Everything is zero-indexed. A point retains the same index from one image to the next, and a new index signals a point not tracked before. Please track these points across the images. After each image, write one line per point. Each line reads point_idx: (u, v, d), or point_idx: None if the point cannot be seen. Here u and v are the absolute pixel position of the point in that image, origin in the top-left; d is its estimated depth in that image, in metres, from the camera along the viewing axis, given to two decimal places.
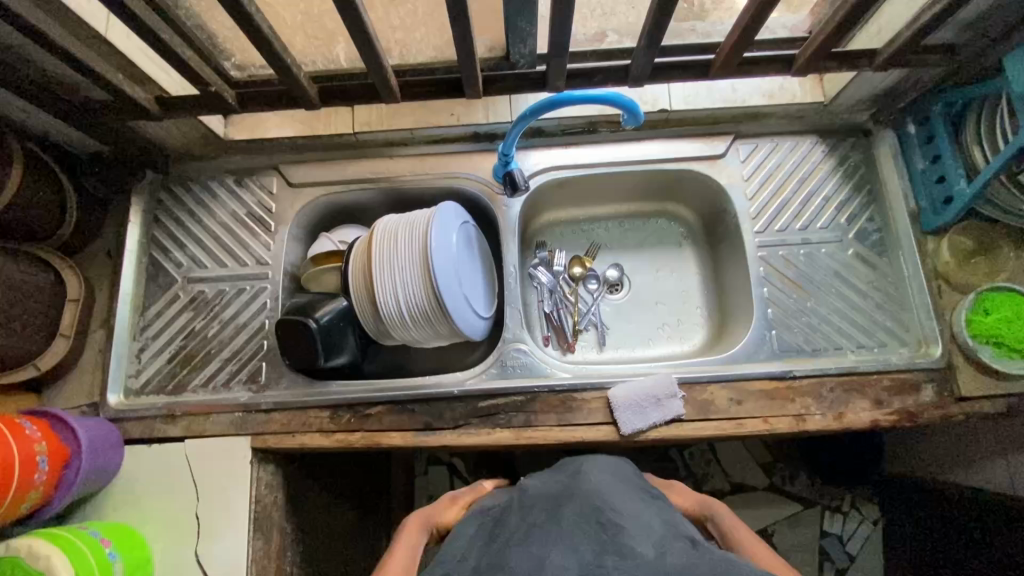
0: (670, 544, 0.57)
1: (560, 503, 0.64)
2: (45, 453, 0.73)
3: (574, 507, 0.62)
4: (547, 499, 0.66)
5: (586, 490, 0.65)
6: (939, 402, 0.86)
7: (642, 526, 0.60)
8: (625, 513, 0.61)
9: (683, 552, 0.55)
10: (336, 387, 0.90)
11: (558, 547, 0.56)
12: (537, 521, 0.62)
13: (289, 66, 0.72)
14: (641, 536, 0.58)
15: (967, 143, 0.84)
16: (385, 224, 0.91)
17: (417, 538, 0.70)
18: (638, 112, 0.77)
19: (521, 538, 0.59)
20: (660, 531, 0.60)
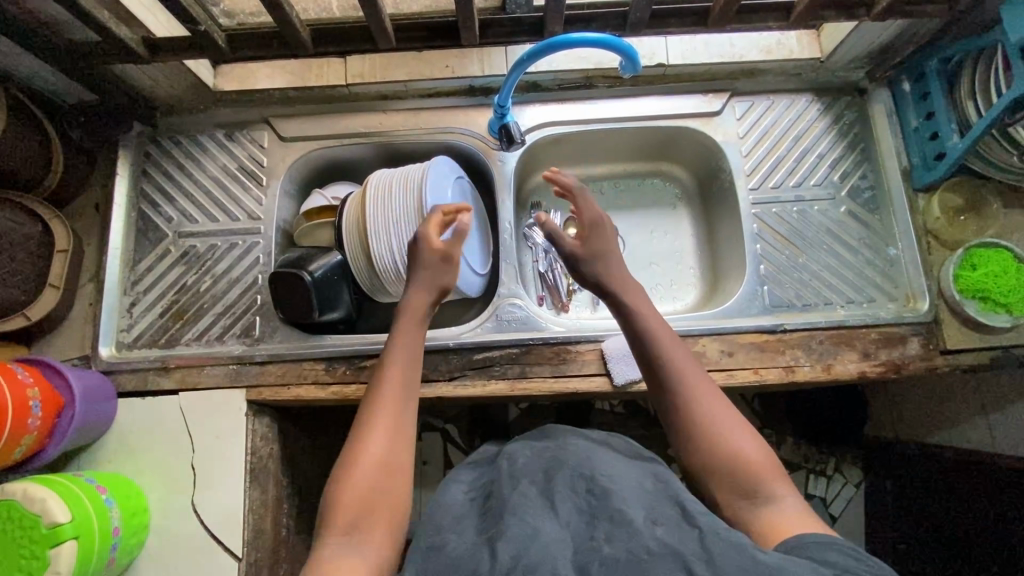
0: (662, 514, 0.55)
1: (550, 468, 0.61)
2: (38, 398, 0.73)
3: (564, 475, 0.59)
4: (537, 464, 0.62)
5: (575, 455, 0.62)
6: (924, 354, 0.88)
7: (634, 492, 0.57)
8: (617, 479, 0.58)
9: (676, 526, 0.53)
10: (331, 340, 0.90)
11: (549, 520, 0.54)
12: (525, 486, 0.59)
13: (281, 5, 0.70)
14: (633, 502, 0.55)
15: (960, 98, 0.84)
16: (378, 177, 0.91)
17: (418, 336, 0.71)
18: (637, 58, 0.75)
19: (511, 502, 0.56)
20: (652, 498, 0.57)
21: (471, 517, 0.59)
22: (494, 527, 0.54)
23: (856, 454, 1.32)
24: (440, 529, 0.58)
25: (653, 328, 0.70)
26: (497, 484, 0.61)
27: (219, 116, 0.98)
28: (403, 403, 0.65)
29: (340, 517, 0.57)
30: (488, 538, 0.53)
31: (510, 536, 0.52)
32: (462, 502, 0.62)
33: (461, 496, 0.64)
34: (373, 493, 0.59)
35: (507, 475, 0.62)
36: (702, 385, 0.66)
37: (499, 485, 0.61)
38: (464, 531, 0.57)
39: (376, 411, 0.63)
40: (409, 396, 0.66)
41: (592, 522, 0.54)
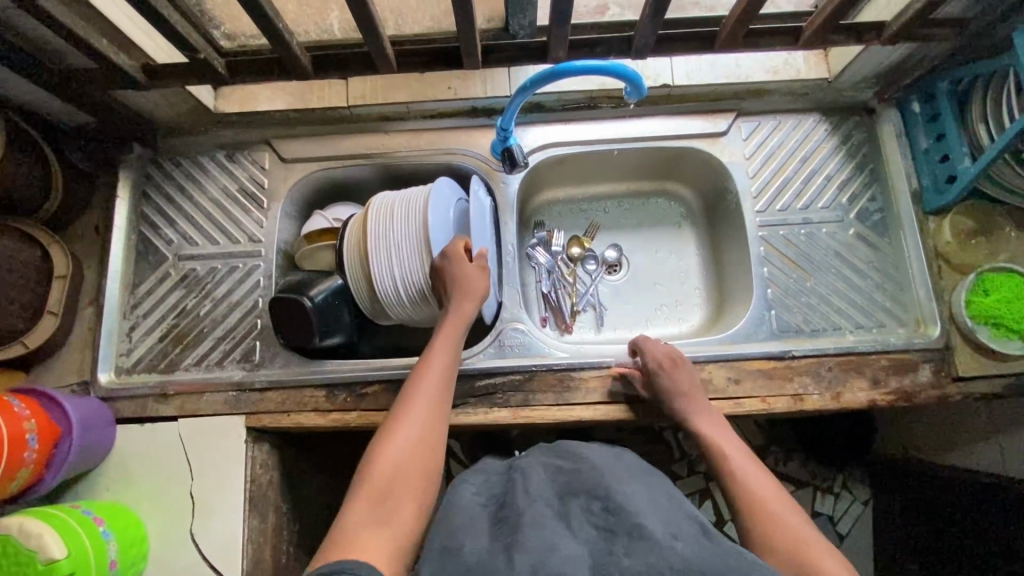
0: (681, 530, 0.54)
1: (564, 492, 0.60)
2: (35, 431, 0.72)
3: (580, 499, 0.58)
4: (552, 485, 0.61)
5: (589, 478, 0.61)
6: (935, 382, 0.87)
7: (652, 510, 0.57)
8: (633, 496, 0.57)
9: (697, 541, 0.52)
10: (332, 366, 0.89)
11: (567, 535, 0.53)
12: (540, 502, 0.58)
13: (281, 33, 0.69)
14: (651, 517, 0.55)
15: (972, 122, 0.83)
16: (380, 199, 0.89)
17: (455, 340, 0.80)
18: (642, 84, 0.74)
19: (527, 516, 0.55)
20: (671, 515, 0.56)
21: (484, 523, 0.58)
22: (509, 538, 0.53)
23: (862, 472, 1.30)
24: (453, 531, 0.56)
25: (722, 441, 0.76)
26: (512, 497, 0.60)
27: (220, 137, 0.97)
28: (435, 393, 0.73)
29: (374, 484, 0.63)
30: (504, 546, 0.52)
31: (529, 546, 0.51)
32: (473, 505, 0.61)
33: (468, 497, 0.63)
34: (406, 466, 0.65)
35: (521, 488, 0.60)
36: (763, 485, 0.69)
37: (513, 497, 0.60)
38: (480, 536, 0.55)
39: (413, 397, 0.72)
40: (441, 397, 0.73)
41: (611, 539, 0.53)
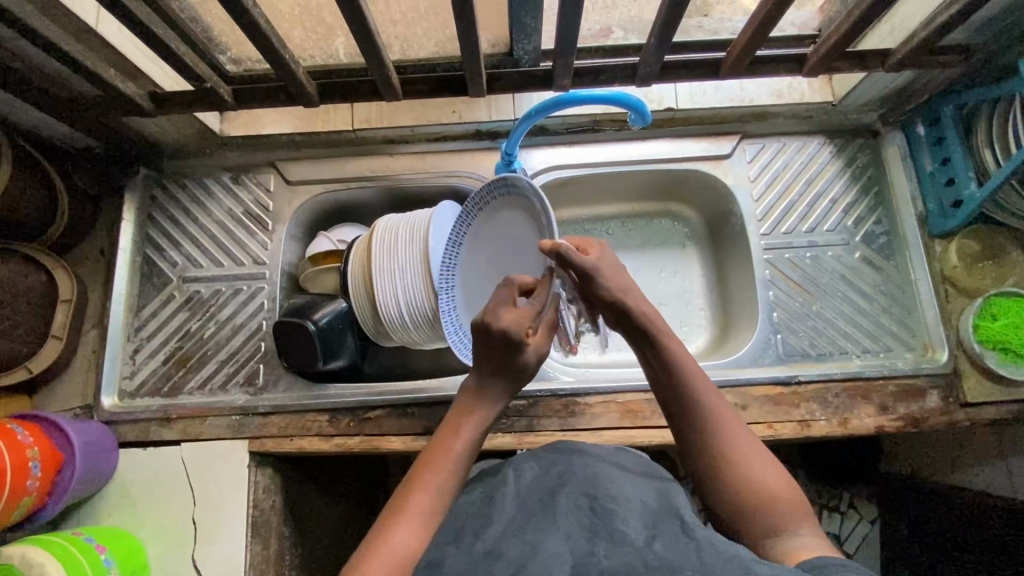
0: (662, 530, 0.52)
1: (555, 486, 0.59)
2: (37, 458, 0.72)
3: (568, 491, 0.58)
4: (542, 481, 0.61)
5: (580, 474, 0.61)
6: (944, 408, 0.86)
7: (638, 511, 0.55)
8: (621, 499, 0.56)
9: (675, 539, 0.50)
10: (335, 390, 0.88)
11: (550, 535, 0.52)
12: (529, 504, 0.58)
13: (288, 63, 0.70)
14: (635, 520, 0.53)
15: (978, 146, 0.83)
16: (385, 223, 0.89)
17: (471, 444, 0.65)
18: (646, 112, 0.77)
19: (515, 523, 0.55)
20: (656, 516, 0.54)
21: (469, 525, 0.58)
22: (489, 543, 0.53)
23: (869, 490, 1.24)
24: (438, 544, 0.56)
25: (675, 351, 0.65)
26: (501, 495, 0.61)
27: (225, 160, 0.97)
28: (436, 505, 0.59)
29: None
30: (485, 554, 0.52)
31: (509, 556, 0.50)
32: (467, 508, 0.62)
33: (463, 501, 0.64)
34: None
35: (512, 491, 0.60)
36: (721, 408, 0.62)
37: (501, 498, 0.60)
38: (461, 542, 0.56)
39: (408, 502, 0.58)
40: (441, 506, 0.59)
41: (592, 537, 0.51)
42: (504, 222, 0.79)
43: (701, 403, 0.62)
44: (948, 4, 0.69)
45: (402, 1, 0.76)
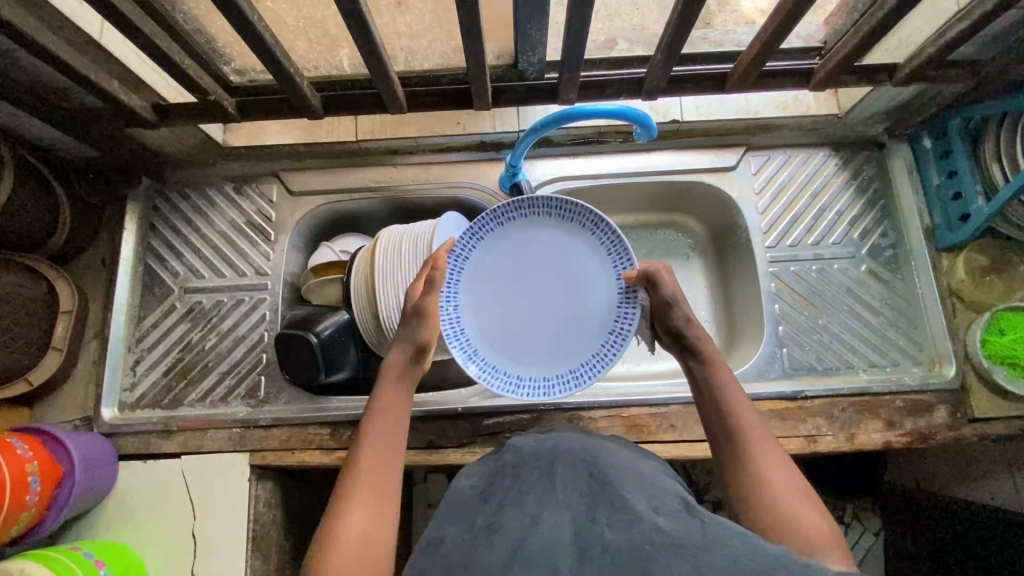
0: (664, 505, 0.51)
1: (552, 456, 0.59)
2: (37, 473, 0.71)
3: (565, 461, 0.58)
4: (542, 454, 0.61)
5: (580, 450, 0.60)
6: (952, 424, 0.85)
7: (637, 482, 0.55)
8: (621, 471, 0.56)
9: (679, 515, 0.49)
10: (338, 402, 0.88)
11: (550, 505, 0.52)
12: (526, 473, 0.58)
13: (293, 76, 0.69)
14: (636, 491, 0.52)
15: (985, 159, 0.82)
16: (390, 233, 0.86)
17: (400, 412, 0.64)
18: (651, 125, 0.77)
19: (512, 494, 0.55)
20: (657, 489, 0.54)
21: (472, 501, 0.57)
22: (490, 517, 0.52)
23: (874, 501, 1.21)
24: (440, 522, 0.54)
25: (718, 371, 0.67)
26: (501, 474, 0.59)
27: (228, 170, 0.97)
28: (384, 475, 0.59)
29: None
30: (485, 526, 0.51)
31: (508, 528, 0.49)
32: (465, 489, 0.60)
33: (462, 483, 0.61)
34: None
35: (511, 467, 0.59)
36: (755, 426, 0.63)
37: (501, 476, 0.59)
38: (462, 519, 0.54)
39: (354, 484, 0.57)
40: (390, 475, 0.59)
41: (592, 506, 0.51)
42: (533, 240, 0.79)
43: (734, 416, 0.63)
44: (958, 19, 0.69)
45: (407, 13, 0.75)
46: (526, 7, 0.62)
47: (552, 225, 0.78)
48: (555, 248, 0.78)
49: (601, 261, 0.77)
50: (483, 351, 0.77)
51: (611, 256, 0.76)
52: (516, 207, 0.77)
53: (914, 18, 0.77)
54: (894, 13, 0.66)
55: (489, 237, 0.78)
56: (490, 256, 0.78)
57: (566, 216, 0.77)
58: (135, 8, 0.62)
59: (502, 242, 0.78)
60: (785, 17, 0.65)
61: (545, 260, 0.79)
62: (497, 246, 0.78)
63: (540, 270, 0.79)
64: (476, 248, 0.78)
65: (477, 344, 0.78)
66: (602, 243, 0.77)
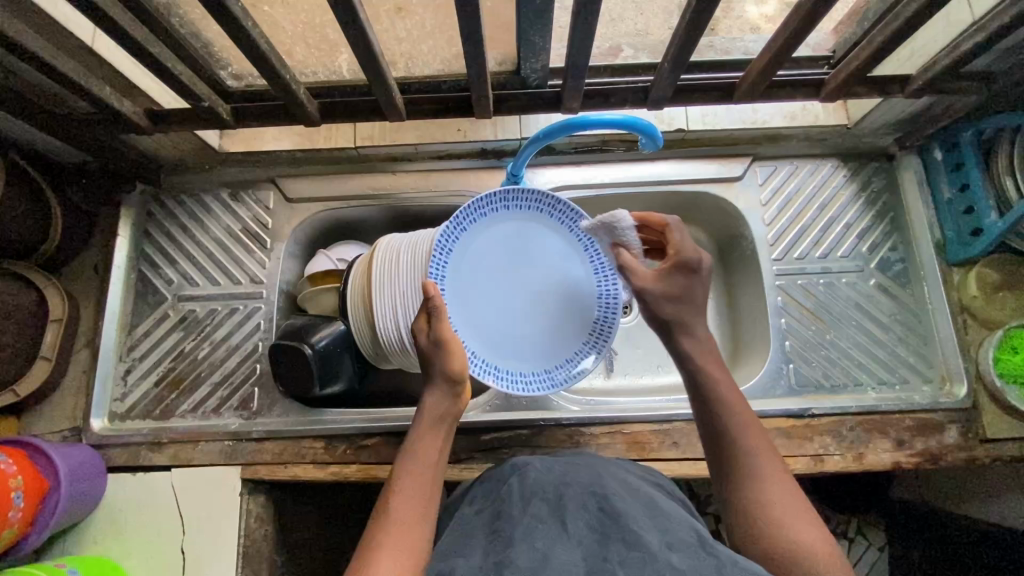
0: (677, 539, 0.50)
1: (560, 486, 0.57)
2: (21, 488, 0.69)
3: (574, 494, 0.56)
4: (547, 480, 0.59)
5: (587, 478, 0.59)
6: (963, 444, 0.83)
7: (648, 514, 0.53)
8: (629, 501, 0.55)
9: (694, 552, 0.48)
10: (333, 415, 0.86)
11: (560, 542, 0.50)
12: (536, 505, 0.55)
13: (288, 83, 0.68)
14: (647, 524, 0.51)
15: (998, 174, 0.80)
16: (388, 241, 0.83)
17: (438, 445, 0.64)
18: (657, 136, 0.75)
19: (521, 527, 0.52)
20: (667, 522, 0.52)
21: (478, 534, 0.55)
22: (499, 553, 0.49)
23: (879, 515, 1.12)
24: (446, 554, 0.52)
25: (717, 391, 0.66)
26: (507, 503, 0.57)
27: (224, 176, 0.95)
28: (417, 522, 0.57)
29: None
30: (495, 562, 0.48)
31: (520, 563, 0.47)
32: (469, 516, 0.59)
33: (466, 511, 0.60)
34: None
35: (516, 491, 0.57)
36: (763, 457, 0.61)
37: (508, 505, 0.56)
38: (472, 552, 0.51)
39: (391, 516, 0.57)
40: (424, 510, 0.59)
41: (604, 540, 0.49)
42: (495, 237, 0.77)
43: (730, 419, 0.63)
44: (975, 31, 0.67)
45: (407, 19, 0.73)
46: (529, 13, 0.60)
47: (510, 215, 0.77)
48: (519, 236, 0.78)
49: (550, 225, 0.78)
50: (502, 363, 0.76)
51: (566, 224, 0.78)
52: (471, 211, 0.75)
53: (929, 29, 0.75)
54: (909, 24, 0.64)
55: (456, 250, 0.75)
56: (466, 268, 0.75)
57: (520, 203, 0.77)
58: (128, 13, 0.61)
59: (470, 250, 0.76)
60: (796, 27, 0.63)
61: (516, 253, 0.77)
62: (468, 255, 0.75)
63: (517, 265, 0.77)
64: (451, 262, 0.74)
65: (497, 360, 0.76)
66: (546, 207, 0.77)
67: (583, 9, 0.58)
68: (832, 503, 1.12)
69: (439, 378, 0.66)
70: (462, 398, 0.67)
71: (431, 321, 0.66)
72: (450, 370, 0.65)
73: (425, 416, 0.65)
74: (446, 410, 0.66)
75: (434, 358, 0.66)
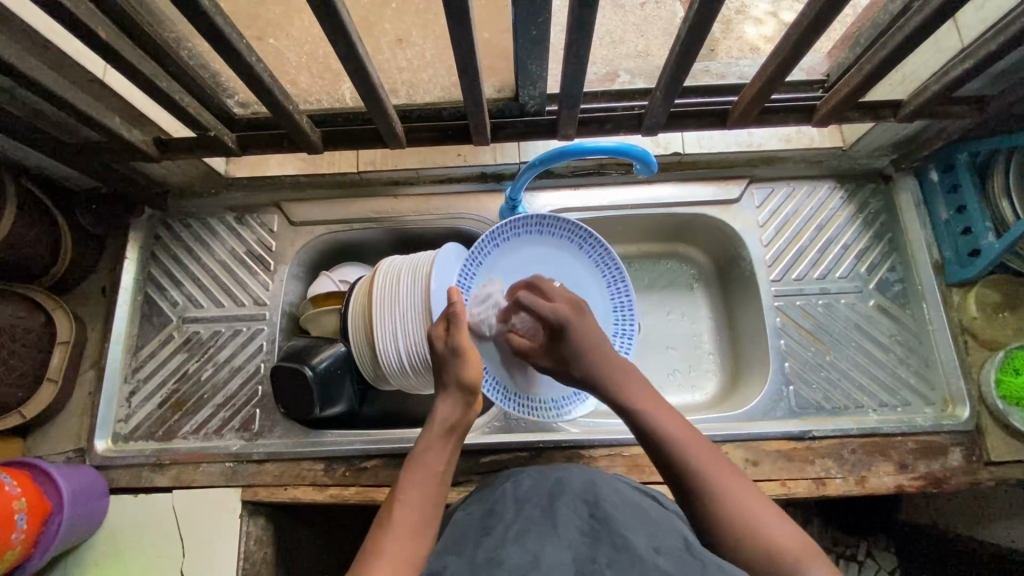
0: (666, 544, 0.50)
1: (555, 493, 0.59)
2: (23, 510, 0.70)
3: (567, 499, 0.58)
4: (542, 489, 0.60)
5: (581, 483, 0.60)
6: (967, 467, 0.82)
7: (639, 521, 0.54)
8: (622, 508, 0.56)
9: (679, 556, 0.49)
10: (331, 436, 0.86)
11: (551, 542, 0.51)
12: (528, 510, 0.57)
13: (292, 114, 0.70)
14: (638, 530, 0.52)
15: (994, 195, 0.81)
16: (388, 263, 0.84)
17: (443, 453, 0.65)
18: (652, 162, 0.77)
19: (514, 530, 0.54)
20: (658, 528, 0.53)
21: (471, 537, 0.56)
22: (491, 551, 0.51)
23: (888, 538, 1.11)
24: (439, 557, 0.54)
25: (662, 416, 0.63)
26: (500, 506, 0.59)
27: (230, 200, 0.97)
28: (418, 530, 0.58)
29: None
30: (487, 560, 0.50)
31: (509, 562, 0.48)
32: (465, 523, 0.60)
33: (463, 518, 0.61)
34: None
35: (510, 501, 0.59)
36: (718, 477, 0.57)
37: (501, 509, 0.58)
38: (463, 551, 0.54)
39: (391, 522, 0.58)
40: (428, 519, 0.59)
41: (594, 544, 0.51)
42: (512, 262, 0.84)
43: (671, 443, 0.61)
44: (963, 57, 0.68)
45: (407, 50, 0.77)
46: (525, 43, 0.62)
47: (545, 242, 0.85)
48: (516, 264, 0.85)
49: (507, 245, 0.84)
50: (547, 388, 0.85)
51: (526, 229, 0.84)
52: (507, 229, 0.82)
53: (917, 55, 0.77)
54: (898, 52, 0.65)
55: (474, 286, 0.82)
56: (495, 283, 0.83)
57: (518, 232, 0.83)
58: (139, 49, 0.63)
59: (501, 265, 0.84)
60: (785, 56, 0.64)
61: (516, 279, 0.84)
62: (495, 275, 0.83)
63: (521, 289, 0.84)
64: (480, 274, 0.82)
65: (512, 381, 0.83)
66: (508, 233, 0.83)
67: (576, 41, 0.60)
68: (837, 526, 1.10)
69: (452, 385, 0.69)
70: (472, 408, 0.69)
71: (449, 329, 0.71)
72: (465, 378, 0.68)
73: (435, 424, 0.67)
74: (457, 421, 0.67)
75: (448, 363, 0.70)
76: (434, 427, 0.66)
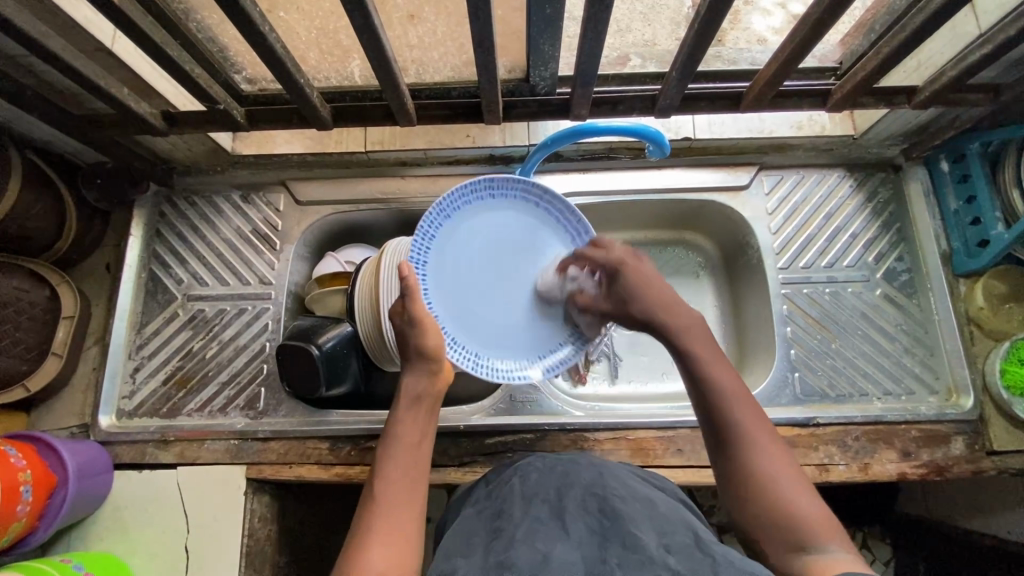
0: (675, 541, 0.51)
1: (562, 487, 0.59)
2: (29, 482, 0.70)
3: (575, 494, 0.57)
4: (548, 481, 0.61)
5: (586, 476, 0.60)
6: (969, 456, 0.82)
7: (647, 514, 0.54)
8: (630, 502, 0.56)
9: (689, 553, 0.49)
10: (336, 416, 0.86)
11: (561, 541, 0.51)
12: (537, 506, 0.57)
13: (303, 87, 0.69)
14: (645, 525, 0.52)
15: (1005, 186, 0.81)
16: (395, 245, 0.83)
17: (419, 427, 0.65)
18: (665, 143, 0.77)
19: (522, 528, 0.54)
20: (664, 522, 0.54)
21: (480, 535, 0.56)
22: (500, 552, 0.51)
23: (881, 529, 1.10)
24: (449, 556, 0.54)
25: (707, 359, 0.64)
26: (508, 504, 0.59)
27: (236, 178, 0.96)
28: (404, 507, 0.58)
29: None
30: (497, 562, 0.49)
31: (520, 564, 0.48)
32: (472, 518, 0.60)
33: (469, 513, 0.61)
34: None
35: (518, 495, 0.59)
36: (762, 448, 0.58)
37: (510, 506, 0.58)
38: (473, 554, 0.53)
39: (378, 504, 0.58)
40: (411, 495, 0.60)
41: (603, 543, 0.51)
42: (467, 234, 0.79)
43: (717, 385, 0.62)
44: (981, 42, 0.67)
45: (419, 26, 0.75)
46: (539, 22, 0.61)
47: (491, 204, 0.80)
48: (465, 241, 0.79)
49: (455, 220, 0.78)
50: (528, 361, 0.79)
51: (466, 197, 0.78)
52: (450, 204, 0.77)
53: (933, 41, 0.76)
54: (916, 36, 0.64)
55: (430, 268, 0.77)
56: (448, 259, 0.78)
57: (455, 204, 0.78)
58: (148, 17, 0.62)
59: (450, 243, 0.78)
60: (803, 38, 0.63)
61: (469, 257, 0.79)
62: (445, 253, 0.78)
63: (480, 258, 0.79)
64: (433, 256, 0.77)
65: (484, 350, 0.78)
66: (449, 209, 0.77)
67: (593, 18, 0.59)
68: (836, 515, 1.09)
69: (414, 357, 0.68)
70: (440, 376, 0.69)
71: (404, 304, 0.69)
72: (424, 348, 0.68)
73: (401, 400, 0.66)
74: (423, 391, 0.67)
75: (408, 335, 0.69)
76: (402, 407, 0.66)
